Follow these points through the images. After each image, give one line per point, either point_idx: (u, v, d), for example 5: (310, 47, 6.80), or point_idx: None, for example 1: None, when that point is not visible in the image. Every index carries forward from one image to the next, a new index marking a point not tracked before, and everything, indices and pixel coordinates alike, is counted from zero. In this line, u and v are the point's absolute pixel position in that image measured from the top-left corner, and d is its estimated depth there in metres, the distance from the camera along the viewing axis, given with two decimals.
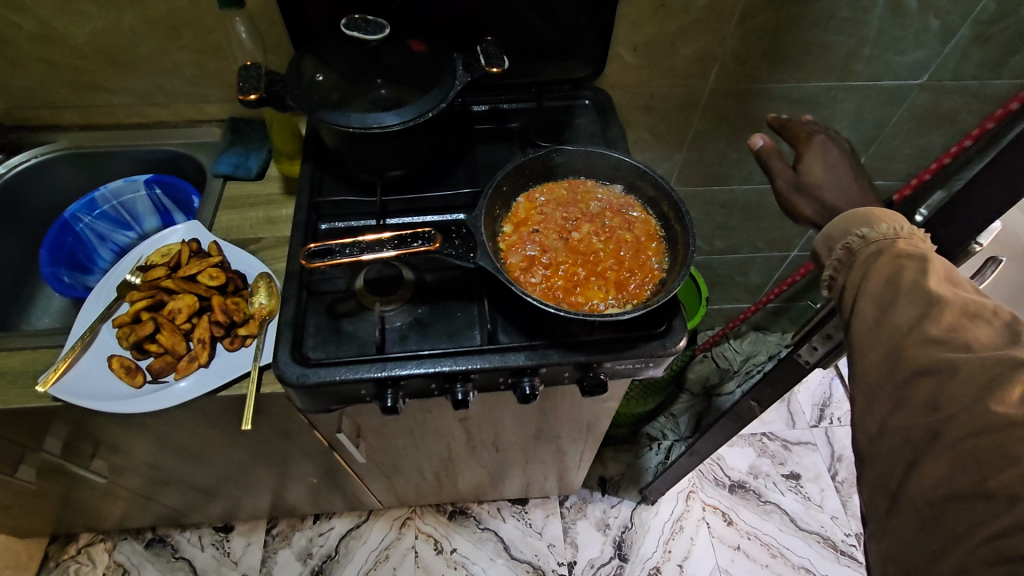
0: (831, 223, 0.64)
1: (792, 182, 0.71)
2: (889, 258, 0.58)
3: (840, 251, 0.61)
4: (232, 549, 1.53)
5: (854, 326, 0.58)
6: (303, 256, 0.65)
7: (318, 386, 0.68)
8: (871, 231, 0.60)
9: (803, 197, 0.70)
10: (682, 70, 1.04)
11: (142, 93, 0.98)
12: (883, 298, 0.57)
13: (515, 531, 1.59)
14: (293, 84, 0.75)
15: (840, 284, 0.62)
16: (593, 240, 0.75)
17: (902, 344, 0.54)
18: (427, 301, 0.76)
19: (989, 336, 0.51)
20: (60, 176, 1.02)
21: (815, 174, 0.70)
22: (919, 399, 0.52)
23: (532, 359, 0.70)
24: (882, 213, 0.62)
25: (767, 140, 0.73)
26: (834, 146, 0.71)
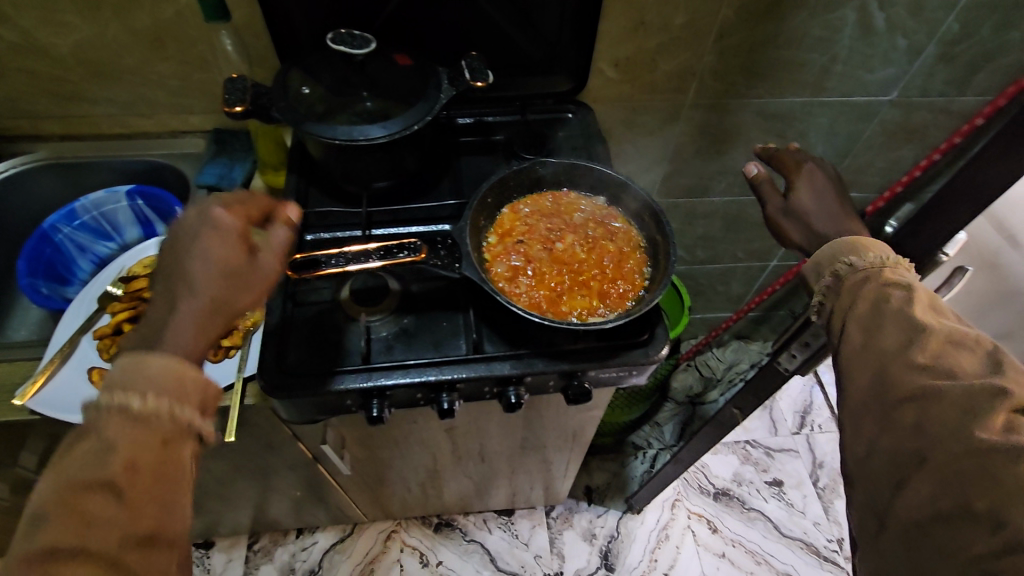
0: (820, 249, 0.66)
1: (780, 209, 0.73)
2: (877, 285, 0.60)
3: (829, 277, 0.64)
4: (213, 566, 1.53)
5: (842, 348, 0.61)
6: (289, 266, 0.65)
7: (201, 206, 0.58)
8: (859, 260, 0.63)
9: (792, 221, 0.72)
10: (662, 85, 1.06)
11: (125, 103, 0.97)
12: (869, 322, 0.59)
13: (501, 543, 1.59)
14: (279, 97, 0.76)
15: (828, 309, 0.64)
16: (577, 250, 0.77)
17: (888, 369, 0.56)
18: (413, 311, 0.76)
19: (972, 364, 0.53)
20: (41, 186, 1.01)
21: (802, 201, 0.72)
22: (905, 420, 0.54)
23: (517, 368, 0.71)
24: (869, 242, 0.64)
25: (761, 167, 0.75)
26: (821, 174, 0.74)
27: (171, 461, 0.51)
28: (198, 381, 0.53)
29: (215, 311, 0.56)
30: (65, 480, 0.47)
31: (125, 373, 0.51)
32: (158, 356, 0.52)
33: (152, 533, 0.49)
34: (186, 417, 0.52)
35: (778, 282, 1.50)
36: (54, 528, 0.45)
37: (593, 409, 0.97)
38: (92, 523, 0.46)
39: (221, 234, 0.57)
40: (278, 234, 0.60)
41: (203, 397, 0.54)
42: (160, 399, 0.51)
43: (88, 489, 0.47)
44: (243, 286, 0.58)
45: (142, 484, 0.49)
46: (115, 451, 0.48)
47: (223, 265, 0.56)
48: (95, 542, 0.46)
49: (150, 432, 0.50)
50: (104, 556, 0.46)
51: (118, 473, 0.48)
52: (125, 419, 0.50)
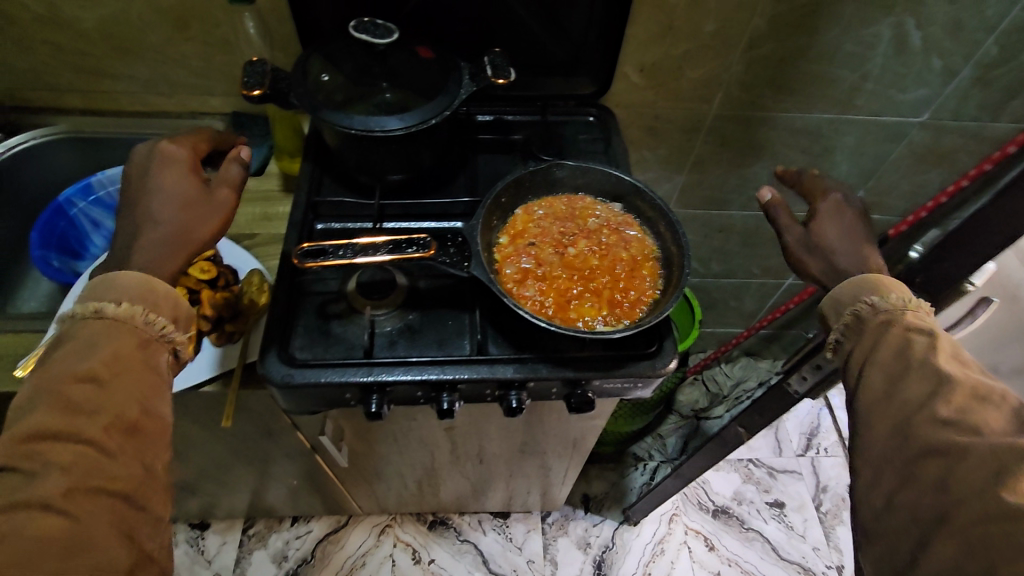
0: (841, 284, 0.65)
1: (801, 242, 0.70)
2: (899, 330, 0.60)
3: (846, 318, 0.64)
4: (207, 547, 1.54)
5: (863, 395, 0.60)
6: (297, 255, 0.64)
7: (153, 144, 0.69)
8: (881, 300, 0.62)
9: (813, 255, 0.69)
10: (687, 93, 1.04)
11: (146, 81, 0.98)
12: (891, 370, 0.59)
13: (495, 545, 1.59)
14: (297, 83, 0.75)
15: (846, 350, 0.64)
16: (589, 256, 0.74)
17: (912, 419, 0.55)
18: (419, 307, 0.74)
19: (1000, 422, 0.52)
20: (60, 160, 1.02)
21: (825, 232, 0.70)
22: (929, 474, 0.52)
23: (520, 372, 0.69)
24: (890, 282, 0.64)
25: (775, 193, 0.72)
26: (848, 209, 0.71)
27: (148, 357, 0.59)
28: (167, 292, 0.61)
29: (178, 234, 0.64)
30: (49, 371, 0.54)
31: (98, 288, 0.60)
32: (125, 272, 0.61)
33: (134, 420, 0.55)
34: (158, 325, 0.60)
35: (793, 301, 1.47)
36: (42, 410, 0.52)
37: (595, 417, 0.96)
38: (76, 407, 0.52)
39: (173, 165, 0.67)
40: (231, 170, 0.70)
41: (174, 309, 0.62)
42: (133, 304, 0.59)
43: (73, 379, 0.53)
44: (201, 211, 0.66)
45: (121, 376, 0.56)
46: (94, 348, 0.56)
47: (178, 192, 0.66)
48: (82, 423, 0.52)
49: (125, 334, 0.58)
50: (91, 435, 0.52)
51: (97, 367, 0.54)
52: (103, 321, 0.58)
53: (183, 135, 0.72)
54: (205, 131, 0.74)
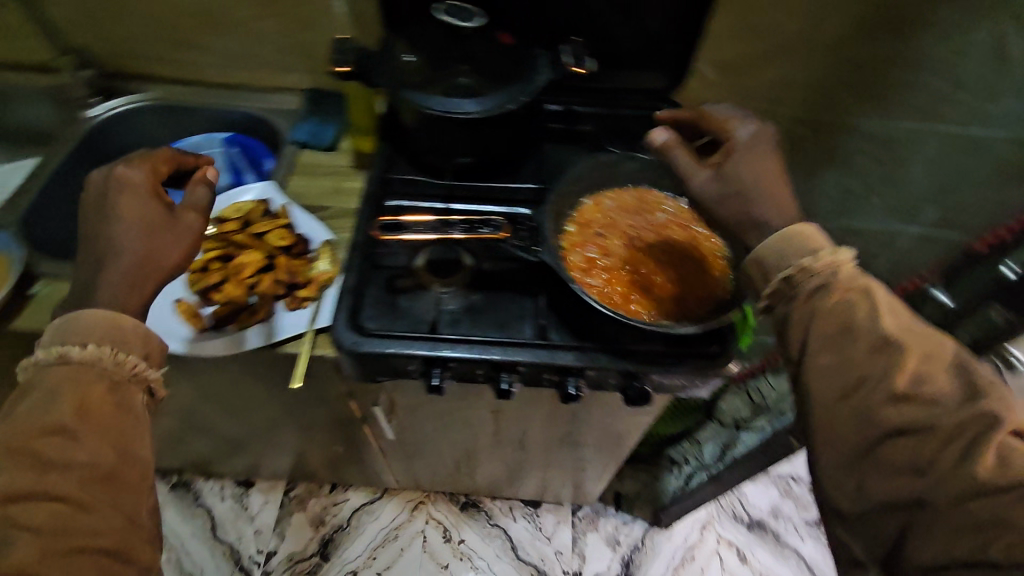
0: (762, 244, 0.59)
1: (713, 190, 0.61)
2: (836, 296, 0.56)
3: (778, 283, 0.58)
4: (250, 504, 1.62)
5: (818, 384, 0.55)
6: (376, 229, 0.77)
7: (108, 169, 0.65)
8: (814, 261, 0.57)
9: (724, 196, 0.61)
10: (761, 93, 1.01)
11: (231, 54, 1.01)
12: (835, 340, 0.55)
13: (525, 533, 1.61)
14: (379, 61, 0.77)
15: (782, 317, 0.59)
16: (656, 251, 0.74)
17: (871, 403, 0.52)
18: (483, 288, 0.76)
19: (951, 388, 0.51)
20: (149, 125, 1.07)
21: (735, 169, 0.61)
22: (897, 457, 0.50)
23: (580, 360, 0.70)
24: (813, 233, 0.58)
25: (670, 133, 0.63)
26: (763, 142, 0.63)
27: (119, 400, 0.56)
28: (134, 328, 0.58)
29: (147, 264, 0.61)
30: (14, 427, 0.51)
31: (60, 332, 0.56)
32: (89, 312, 0.57)
33: (108, 470, 0.53)
34: (130, 362, 0.57)
35: None
36: (10, 471, 0.49)
37: (642, 415, 0.96)
38: (47, 463, 0.50)
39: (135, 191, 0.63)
40: (198, 191, 0.68)
41: (145, 343, 0.59)
42: (99, 346, 0.56)
43: (41, 434, 0.51)
44: (165, 239, 0.63)
45: (92, 424, 0.53)
46: (62, 396, 0.53)
47: (142, 222, 0.62)
48: (55, 479, 0.50)
49: (93, 377, 0.55)
50: (65, 489, 0.50)
51: (69, 417, 0.52)
52: (68, 367, 0.55)
53: (140, 156, 0.68)
54: (163, 150, 0.70)
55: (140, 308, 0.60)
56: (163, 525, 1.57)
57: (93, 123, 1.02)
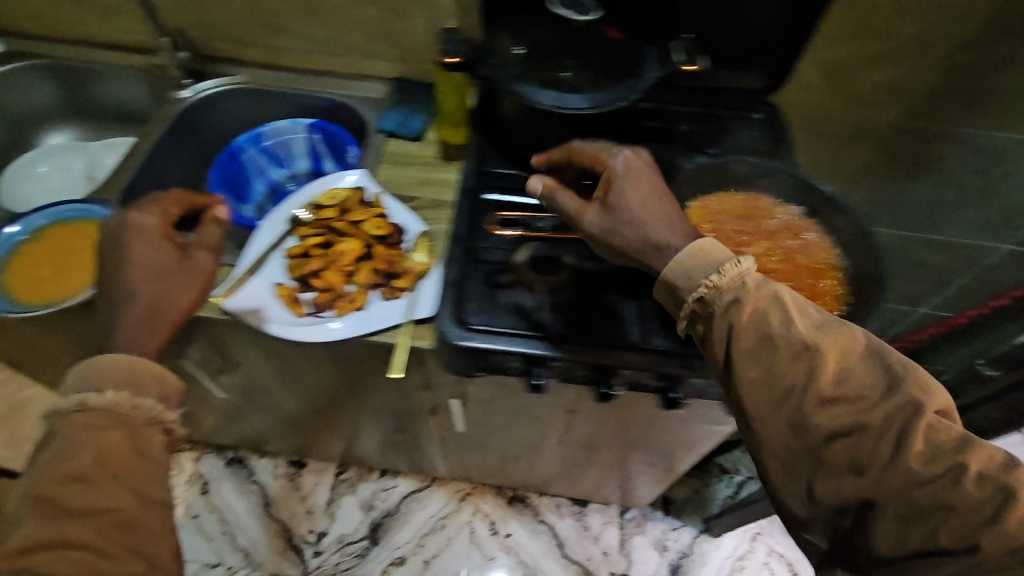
0: (674, 260, 0.59)
1: (602, 224, 0.63)
2: (750, 308, 0.55)
3: (693, 303, 0.58)
4: (302, 484, 1.64)
5: (739, 390, 0.55)
6: (493, 223, 0.79)
7: (122, 216, 0.70)
8: (718, 276, 0.57)
9: (624, 227, 0.63)
10: (864, 97, 0.97)
11: (321, 40, 1.01)
12: (757, 355, 0.54)
13: (571, 531, 1.61)
14: (490, 54, 0.76)
15: (699, 333, 0.59)
16: (767, 259, 0.71)
17: (801, 407, 0.52)
18: (584, 290, 0.74)
19: (869, 381, 0.51)
20: (236, 109, 1.08)
21: (621, 199, 0.64)
22: (839, 460, 0.50)
23: (687, 368, 0.69)
24: (707, 246, 0.60)
25: (545, 179, 0.67)
26: (638, 165, 0.66)
27: (138, 443, 0.58)
28: (148, 370, 0.60)
29: (154, 306, 0.66)
30: (38, 478, 0.53)
31: (80, 378, 0.59)
32: (107, 357, 0.60)
33: (125, 517, 0.54)
34: (146, 406, 0.59)
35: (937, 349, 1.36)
36: (36, 518, 0.51)
37: (723, 423, 0.94)
38: (71, 513, 0.52)
39: (144, 236, 0.68)
40: (210, 230, 0.73)
41: (159, 384, 0.61)
42: (117, 391, 0.58)
43: (63, 484, 0.53)
44: (175, 281, 0.68)
45: (114, 473, 0.55)
46: (83, 446, 0.55)
47: (154, 263, 0.67)
48: (78, 529, 0.52)
49: (112, 423, 0.57)
50: (88, 538, 0.52)
51: (89, 467, 0.54)
52: (89, 414, 0.57)
53: (153, 199, 0.73)
54: (174, 192, 0.75)
55: (153, 347, 0.64)
56: (218, 499, 1.60)
57: (185, 103, 1.03)
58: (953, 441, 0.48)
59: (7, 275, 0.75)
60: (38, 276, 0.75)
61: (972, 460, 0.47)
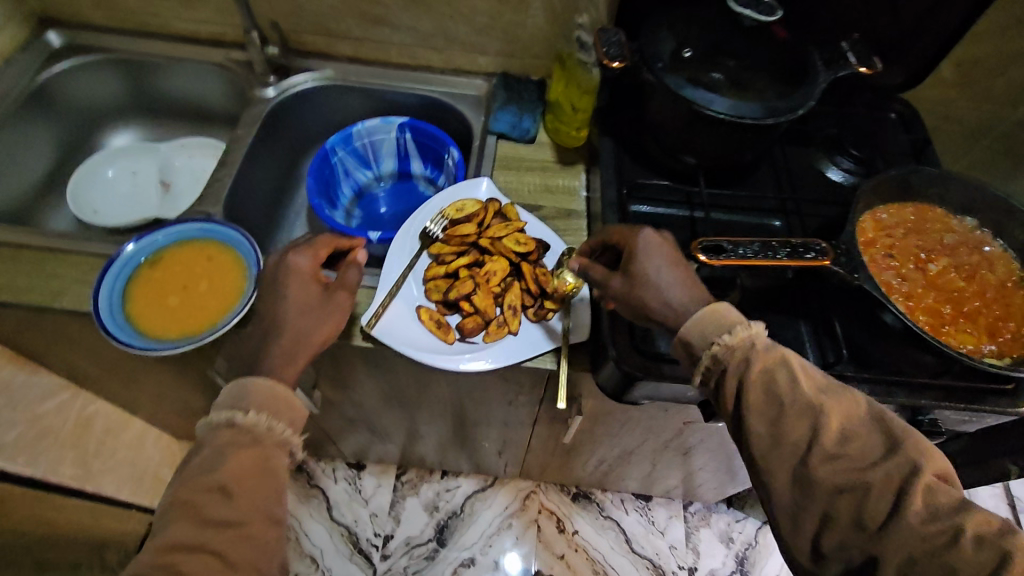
0: (686, 325, 0.58)
1: (626, 289, 0.62)
2: (759, 367, 0.55)
3: (706, 360, 0.57)
4: (363, 487, 1.61)
5: (749, 446, 0.54)
6: (693, 249, 0.59)
7: (281, 254, 0.68)
8: (730, 337, 0.57)
9: (649, 296, 0.61)
10: (998, 94, 0.93)
11: (422, 33, 0.94)
12: (771, 414, 0.54)
13: (638, 526, 1.60)
14: (655, 54, 0.69)
15: (712, 387, 0.58)
16: (953, 276, 0.69)
17: (806, 463, 0.51)
18: (755, 310, 0.70)
19: (872, 445, 0.51)
20: (323, 107, 1.00)
21: (644, 269, 0.61)
22: (844, 517, 0.49)
23: (876, 394, 0.66)
24: (724, 309, 0.59)
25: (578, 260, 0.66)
26: (658, 236, 0.63)
27: (269, 464, 0.57)
28: (288, 397, 0.60)
29: (295, 340, 0.63)
30: (185, 483, 0.54)
31: (230, 395, 0.60)
32: (253, 379, 0.60)
33: (250, 531, 0.53)
34: (280, 430, 0.59)
35: None
36: (183, 520, 0.52)
37: None
38: (208, 521, 0.52)
39: (296, 276, 0.66)
40: (348, 272, 0.69)
41: (295, 412, 0.60)
42: (258, 413, 0.58)
43: (203, 493, 0.53)
44: (316, 318, 0.65)
45: (247, 487, 0.55)
46: (224, 459, 0.55)
47: (300, 303, 0.65)
48: (210, 536, 0.51)
49: (250, 443, 0.57)
50: (220, 545, 0.51)
51: (226, 479, 0.54)
52: (235, 431, 0.57)
53: (305, 241, 0.71)
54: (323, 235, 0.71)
55: (293, 378, 0.62)
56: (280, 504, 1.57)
57: (272, 103, 0.94)
58: (952, 502, 0.47)
59: (129, 308, 0.68)
60: (166, 305, 0.69)
61: (968, 522, 0.46)
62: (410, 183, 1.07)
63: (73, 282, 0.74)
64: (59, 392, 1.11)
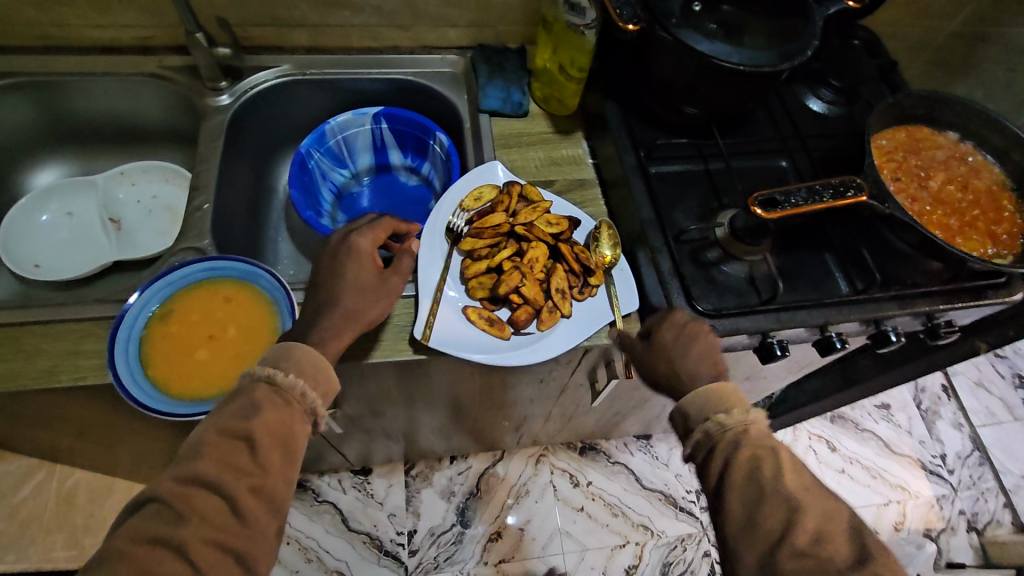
0: (687, 396, 0.62)
1: (647, 358, 0.66)
2: (747, 452, 0.57)
3: (699, 434, 0.60)
4: (375, 491, 1.35)
5: (724, 522, 0.56)
6: (752, 205, 0.61)
7: (347, 233, 0.66)
8: (727, 416, 0.59)
9: (666, 367, 0.65)
10: (938, 10, 0.99)
11: (388, 12, 0.86)
12: (750, 496, 0.55)
13: (644, 464, 1.44)
14: (664, 12, 0.68)
15: (699, 461, 0.61)
16: (951, 190, 0.76)
17: (774, 554, 0.52)
18: (784, 251, 0.75)
19: (848, 557, 0.51)
20: (285, 108, 0.90)
21: (664, 343, 0.65)
22: None
23: (903, 308, 0.72)
24: (734, 396, 0.61)
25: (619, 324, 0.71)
26: (694, 323, 0.66)
27: (295, 431, 0.54)
28: (329, 372, 0.57)
29: (348, 318, 0.61)
30: (217, 423, 0.51)
31: (276, 352, 0.57)
32: (302, 347, 0.57)
33: (264, 484, 0.50)
34: (312, 399, 0.56)
35: None
36: (207, 457, 0.49)
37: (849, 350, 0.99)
38: (228, 466, 0.49)
39: (356, 256, 0.64)
40: (404, 260, 0.67)
41: (330, 384, 0.57)
42: (295, 377, 0.55)
43: (227, 438, 0.50)
44: (373, 297, 0.63)
45: (273, 444, 0.51)
46: (258, 412, 0.52)
47: (358, 282, 0.63)
48: (228, 480, 0.48)
49: (280, 405, 0.54)
50: (234, 491, 0.48)
51: (255, 430, 0.51)
52: (272, 390, 0.54)
53: (366, 223, 0.68)
54: (385, 218, 0.69)
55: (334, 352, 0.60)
56: None
57: (230, 112, 0.84)
58: None
59: (146, 361, 0.62)
60: (196, 362, 0.63)
61: None
62: (389, 176, 0.98)
63: (64, 356, 0.64)
64: (33, 474, 1.02)
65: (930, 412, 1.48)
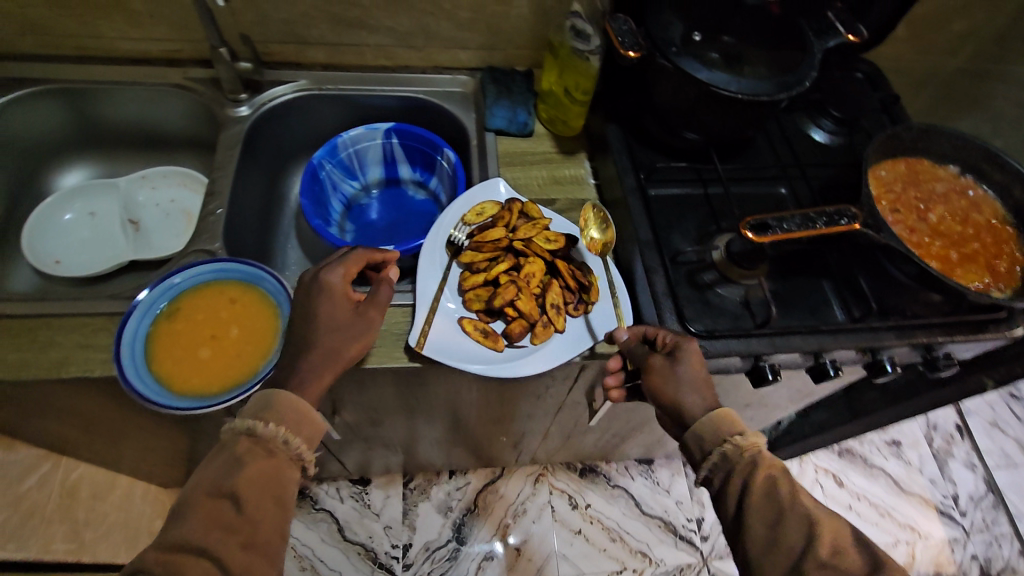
0: (709, 414, 0.60)
1: (670, 368, 0.63)
2: (763, 474, 0.58)
3: (717, 455, 0.59)
4: (371, 501, 1.35)
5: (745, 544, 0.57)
6: (744, 228, 0.62)
7: (317, 271, 0.67)
8: (743, 437, 0.59)
9: (691, 378, 0.62)
10: (940, 45, 1.01)
11: (402, 33, 0.90)
12: (770, 518, 0.56)
13: (644, 489, 1.43)
14: (665, 41, 0.70)
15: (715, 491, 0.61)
16: (951, 222, 0.76)
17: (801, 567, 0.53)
18: (780, 276, 0.76)
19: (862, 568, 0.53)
20: (302, 120, 0.94)
21: (691, 355, 0.63)
22: None
23: (901, 338, 0.71)
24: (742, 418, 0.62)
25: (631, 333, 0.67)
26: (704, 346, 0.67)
27: (281, 479, 0.56)
28: (314, 415, 0.60)
29: (325, 356, 0.62)
30: (201, 481, 0.53)
31: (258, 406, 0.59)
32: (279, 394, 0.59)
33: (251, 538, 0.51)
34: (295, 445, 0.58)
35: None
36: (195, 520, 0.50)
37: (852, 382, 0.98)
38: (217, 523, 0.51)
39: (329, 295, 0.65)
40: (381, 289, 0.67)
41: (315, 427, 0.59)
42: (277, 426, 0.57)
43: (212, 497, 0.52)
44: (347, 331, 0.63)
45: (258, 499, 0.53)
46: (241, 467, 0.54)
47: (331, 320, 0.63)
48: (216, 539, 0.50)
49: (264, 457, 0.56)
50: (224, 550, 0.49)
51: (238, 486, 0.53)
52: (254, 442, 0.56)
53: (338, 257, 0.68)
54: (357, 249, 0.69)
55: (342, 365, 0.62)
56: None
57: (248, 122, 0.87)
58: None
59: (152, 361, 0.64)
60: (198, 360, 0.65)
61: None
62: (398, 189, 1.01)
63: (76, 349, 0.67)
64: None
65: (941, 451, 1.45)
